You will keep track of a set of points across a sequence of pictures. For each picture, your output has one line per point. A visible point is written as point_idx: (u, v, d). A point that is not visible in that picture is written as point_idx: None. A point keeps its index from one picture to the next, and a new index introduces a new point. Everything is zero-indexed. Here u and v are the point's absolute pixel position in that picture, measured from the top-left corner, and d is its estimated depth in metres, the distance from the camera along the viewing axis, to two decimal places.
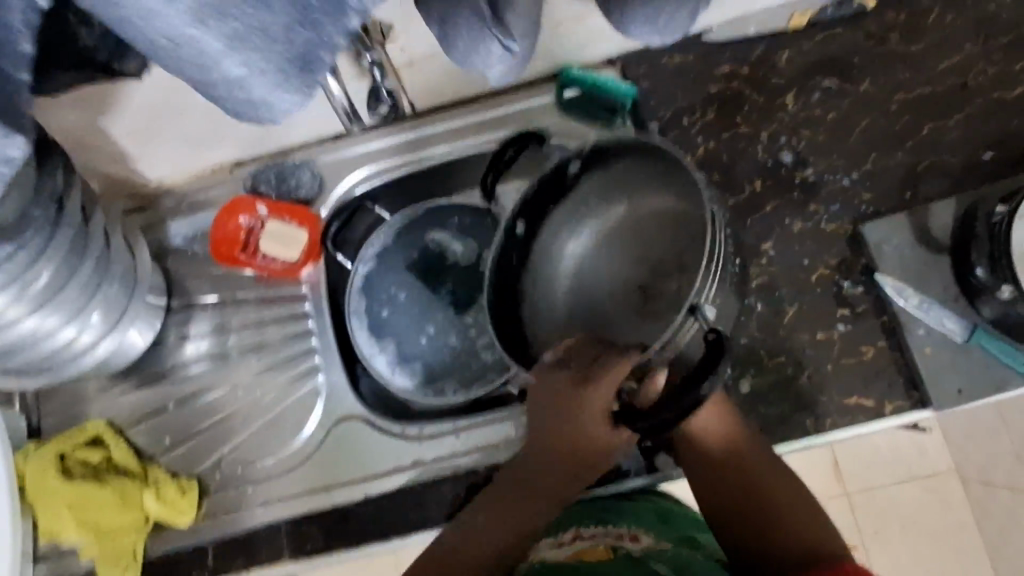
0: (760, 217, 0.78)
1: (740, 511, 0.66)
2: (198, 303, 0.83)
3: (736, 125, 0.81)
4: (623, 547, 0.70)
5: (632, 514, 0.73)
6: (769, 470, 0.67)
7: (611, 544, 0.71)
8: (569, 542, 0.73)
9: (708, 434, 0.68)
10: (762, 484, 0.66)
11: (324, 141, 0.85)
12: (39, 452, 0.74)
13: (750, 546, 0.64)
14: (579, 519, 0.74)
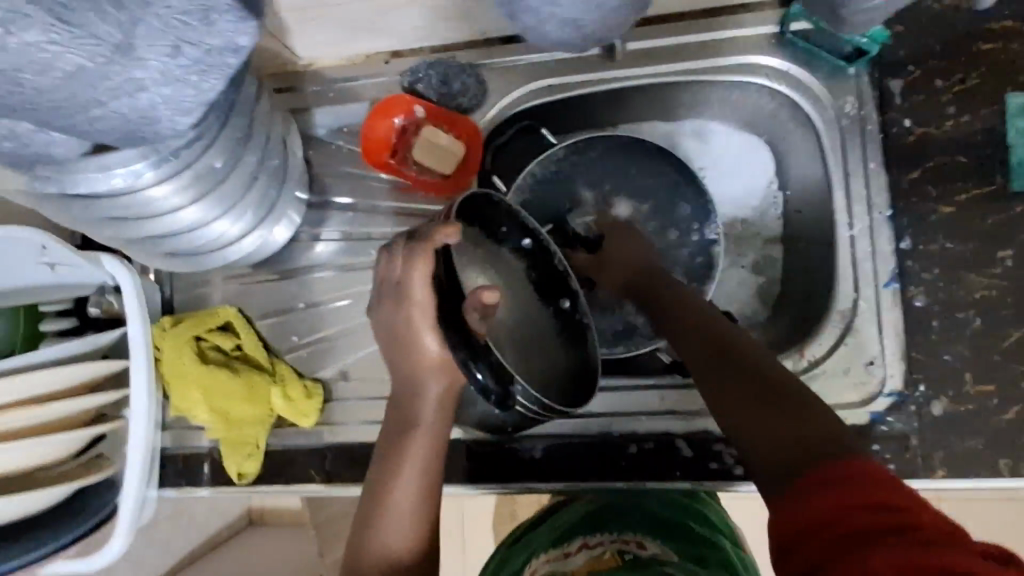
0: (1005, 217, 0.65)
1: (809, 421, 0.47)
2: (336, 203, 0.78)
3: (1000, 99, 0.66)
4: (630, 553, 0.63)
5: (630, 526, 0.68)
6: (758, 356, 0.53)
7: (618, 550, 0.63)
8: (574, 551, 0.65)
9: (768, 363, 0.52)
10: (723, 332, 0.56)
11: (495, 43, 0.75)
12: (175, 331, 0.74)
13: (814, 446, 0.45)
14: (587, 531, 0.68)
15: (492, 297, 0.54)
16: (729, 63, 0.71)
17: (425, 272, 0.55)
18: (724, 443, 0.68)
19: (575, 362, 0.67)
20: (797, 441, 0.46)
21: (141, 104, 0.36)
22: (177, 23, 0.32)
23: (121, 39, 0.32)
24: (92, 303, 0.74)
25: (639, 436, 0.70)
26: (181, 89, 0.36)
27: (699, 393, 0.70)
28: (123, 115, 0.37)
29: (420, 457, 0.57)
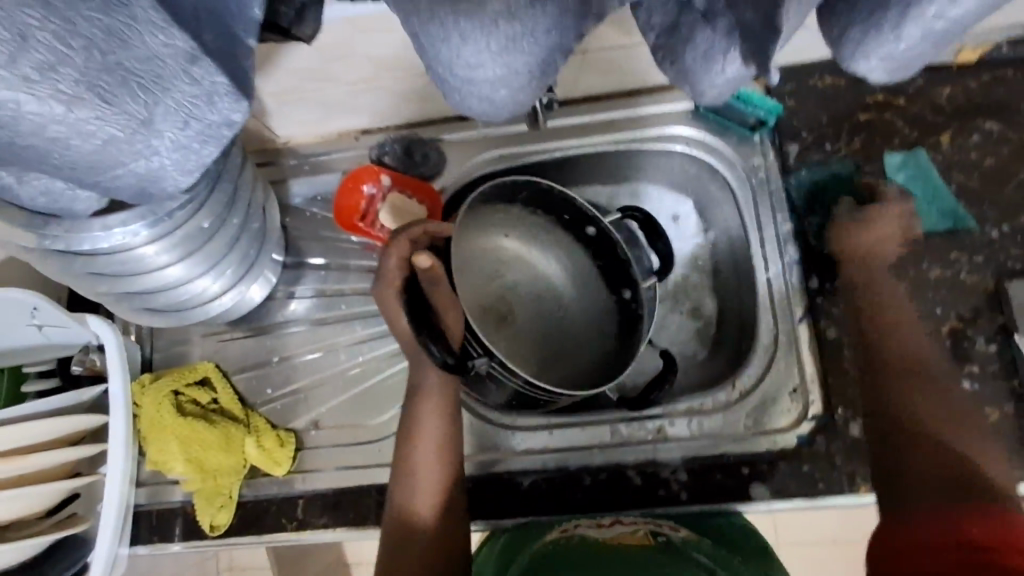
0: (896, 257, 0.75)
1: (945, 457, 0.60)
2: (311, 263, 0.85)
3: (881, 158, 0.77)
4: (662, 534, 0.71)
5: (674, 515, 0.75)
6: (938, 395, 0.66)
7: (651, 530, 0.72)
8: (608, 522, 0.74)
9: (908, 353, 0.69)
10: (901, 376, 0.68)
11: (453, 119, 0.85)
12: (155, 386, 0.78)
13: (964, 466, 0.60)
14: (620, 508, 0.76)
15: (426, 260, 0.69)
16: (656, 133, 0.82)
17: (401, 251, 0.71)
18: (671, 470, 0.74)
19: (617, 349, 0.81)
20: (944, 462, 0.60)
21: (141, 172, 0.40)
22: (188, 105, 0.38)
23: (143, 114, 0.37)
24: (76, 361, 0.77)
25: (595, 468, 0.75)
26: (188, 158, 0.41)
27: (647, 424, 0.77)
28: (132, 180, 0.41)
29: (433, 415, 0.70)
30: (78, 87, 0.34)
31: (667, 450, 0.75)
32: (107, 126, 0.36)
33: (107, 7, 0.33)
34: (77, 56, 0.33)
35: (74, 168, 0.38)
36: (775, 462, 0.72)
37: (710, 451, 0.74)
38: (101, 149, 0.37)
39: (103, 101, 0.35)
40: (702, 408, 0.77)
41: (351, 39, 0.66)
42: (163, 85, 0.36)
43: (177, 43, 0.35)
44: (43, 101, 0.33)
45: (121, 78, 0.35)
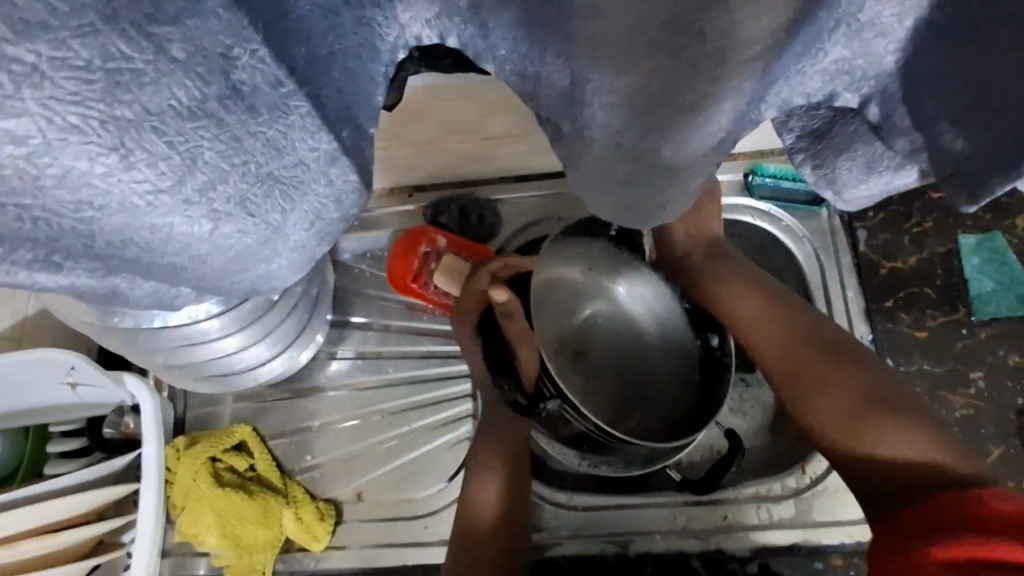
0: (972, 343, 0.72)
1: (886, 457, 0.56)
2: (356, 323, 0.82)
3: (954, 239, 0.76)
4: None
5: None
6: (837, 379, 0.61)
7: None
8: None
9: (787, 343, 0.64)
10: (806, 366, 0.62)
11: (509, 180, 0.83)
12: (190, 453, 0.73)
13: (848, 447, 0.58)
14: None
15: (500, 293, 0.69)
16: (723, 201, 0.79)
17: (476, 281, 0.71)
18: (739, 561, 0.71)
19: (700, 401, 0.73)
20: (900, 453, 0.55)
21: (261, 275, 0.38)
22: (319, 206, 0.36)
23: (276, 223, 0.35)
24: (108, 423, 0.74)
25: (656, 555, 0.72)
26: (305, 257, 0.38)
27: (712, 509, 0.73)
28: (248, 282, 0.38)
29: (506, 452, 0.70)
30: (229, 203, 0.33)
31: (735, 539, 0.71)
32: (245, 237, 0.35)
33: (273, 118, 0.32)
34: (234, 173, 0.32)
35: (195, 279, 0.36)
36: (850, 556, 0.70)
37: (779, 541, 0.71)
38: (230, 260, 0.35)
39: (246, 214, 0.34)
40: (770, 493, 0.73)
41: (428, 103, 0.64)
42: (302, 189, 0.35)
43: (323, 146, 0.35)
44: (194, 217, 0.32)
45: (267, 188, 0.34)
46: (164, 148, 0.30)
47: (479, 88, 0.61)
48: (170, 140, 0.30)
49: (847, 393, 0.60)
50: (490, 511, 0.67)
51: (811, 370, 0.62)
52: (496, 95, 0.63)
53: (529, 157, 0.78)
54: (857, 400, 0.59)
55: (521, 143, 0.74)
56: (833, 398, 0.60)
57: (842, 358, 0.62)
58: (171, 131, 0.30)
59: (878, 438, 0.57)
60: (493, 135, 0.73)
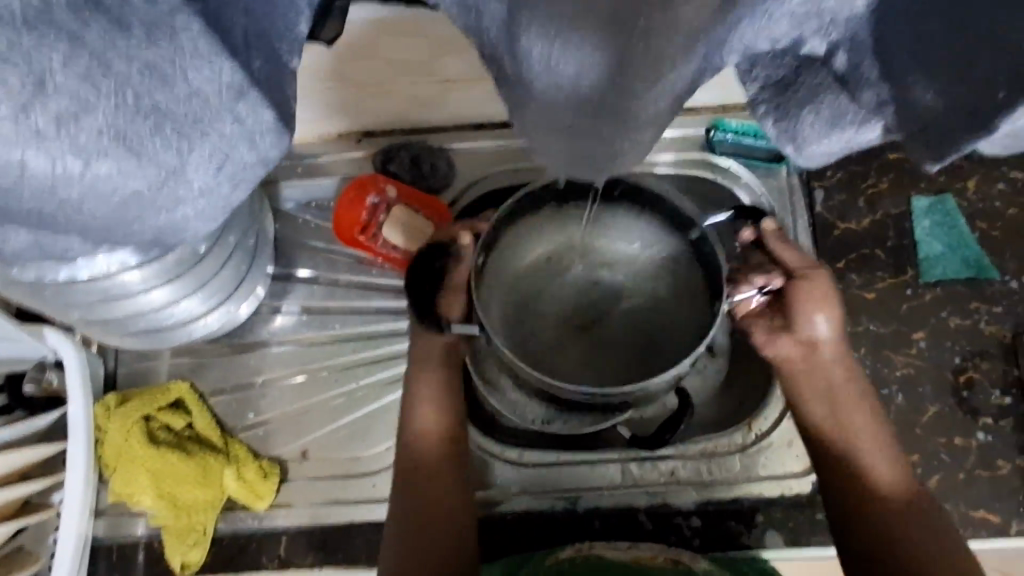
0: (917, 304, 0.74)
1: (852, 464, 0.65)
2: (300, 277, 0.78)
3: (909, 201, 0.76)
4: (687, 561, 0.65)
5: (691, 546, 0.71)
6: (845, 379, 0.67)
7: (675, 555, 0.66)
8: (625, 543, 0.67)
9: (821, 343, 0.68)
10: (834, 365, 0.68)
11: (464, 128, 0.78)
12: (121, 411, 0.69)
13: (856, 488, 0.64)
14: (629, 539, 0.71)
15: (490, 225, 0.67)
16: (683, 158, 0.77)
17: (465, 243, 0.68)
18: (684, 515, 0.72)
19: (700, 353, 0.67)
20: (883, 456, 0.65)
21: (170, 224, 0.34)
22: (225, 146, 0.32)
23: (172, 164, 0.31)
24: (27, 380, 0.68)
25: (604, 510, 0.72)
26: (215, 205, 0.34)
27: (659, 466, 0.73)
28: (149, 233, 0.34)
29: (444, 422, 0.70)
30: (101, 138, 0.29)
31: (681, 494, 0.72)
32: (132, 181, 0.30)
33: (156, 38, 0.28)
34: (101, 101, 0.28)
35: (90, 230, 0.32)
36: (789, 510, 0.72)
37: (721, 497, 0.72)
38: (120, 206, 0.31)
39: (130, 153, 0.30)
40: (716, 449, 0.74)
41: (373, 37, 0.58)
42: (200, 128, 0.31)
43: (224, 77, 0.30)
44: (61, 158, 0.28)
45: (151, 122, 0.29)
46: (2, 50, 0.26)
47: (427, 23, 0.56)
48: (5, 55, 0.26)
49: (859, 397, 0.67)
50: (456, 509, 0.66)
51: (834, 371, 0.67)
52: (438, 26, 0.57)
53: (485, 100, 0.73)
54: (872, 415, 0.66)
55: (478, 88, 0.70)
56: (857, 407, 0.66)
57: (876, 412, 0.67)
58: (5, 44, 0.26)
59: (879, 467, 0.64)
60: (446, 79, 0.68)
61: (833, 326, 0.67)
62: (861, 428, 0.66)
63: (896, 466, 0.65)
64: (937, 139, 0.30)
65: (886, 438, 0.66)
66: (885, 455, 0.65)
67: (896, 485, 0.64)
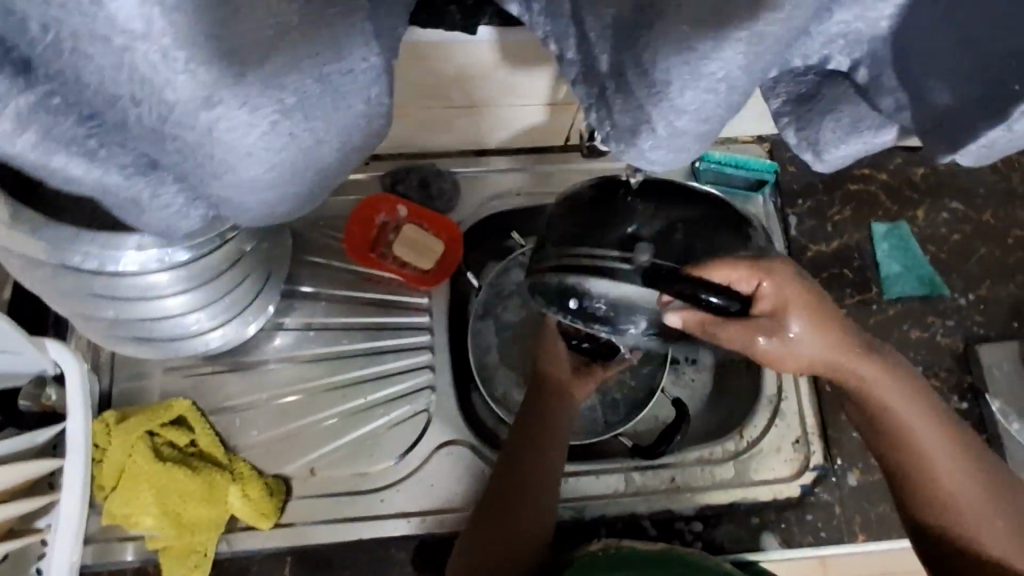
0: (882, 319, 0.82)
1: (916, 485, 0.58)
2: (306, 294, 0.79)
3: (868, 227, 0.85)
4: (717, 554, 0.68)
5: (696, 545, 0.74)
6: (894, 393, 0.56)
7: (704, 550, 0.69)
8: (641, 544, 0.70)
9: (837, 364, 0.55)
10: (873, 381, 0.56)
11: (469, 154, 0.83)
12: (123, 427, 0.67)
13: (923, 495, 0.58)
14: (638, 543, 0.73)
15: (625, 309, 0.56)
16: None
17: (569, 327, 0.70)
18: (686, 520, 0.75)
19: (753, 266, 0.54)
20: (940, 459, 0.57)
21: (274, 196, 0.33)
22: (355, 124, 0.33)
23: (321, 132, 0.31)
24: (24, 395, 0.66)
25: (610, 518, 0.75)
26: (316, 182, 0.34)
27: (660, 473, 0.77)
28: (254, 204, 0.33)
29: (555, 442, 0.68)
30: (291, 97, 0.29)
31: (682, 500, 0.76)
32: (290, 145, 0.31)
33: (340, 13, 0.30)
34: (299, 60, 0.29)
35: (209, 189, 0.32)
36: (780, 512, 0.76)
37: (718, 502, 0.76)
38: (253, 173, 0.31)
39: (298, 115, 0.30)
40: (712, 456, 0.78)
41: (407, 59, 0.63)
42: (348, 98, 0.31)
43: (372, 60, 0.31)
44: (258, 115, 0.29)
45: (323, 91, 0.30)
46: (264, 15, 0.27)
47: (461, 48, 0.62)
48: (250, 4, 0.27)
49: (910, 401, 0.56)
50: (517, 540, 0.64)
51: (878, 383, 0.56)
52: (512, 43, 0.61)
53: (495, 127, 0.78)
54: (924, 417, 0.57)
55: (491, 114, 0.75)
56: (907, 406, 0.56)
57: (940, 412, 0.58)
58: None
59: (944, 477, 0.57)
60: (463, 104, 0.73)
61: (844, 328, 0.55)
62: (920, 439, 0.57)
63: (958, 464, 0.57)
64: (948, 136, 0.35)
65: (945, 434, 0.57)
66: (945, 460, 0.57)
67: (954, 488, 0.57)
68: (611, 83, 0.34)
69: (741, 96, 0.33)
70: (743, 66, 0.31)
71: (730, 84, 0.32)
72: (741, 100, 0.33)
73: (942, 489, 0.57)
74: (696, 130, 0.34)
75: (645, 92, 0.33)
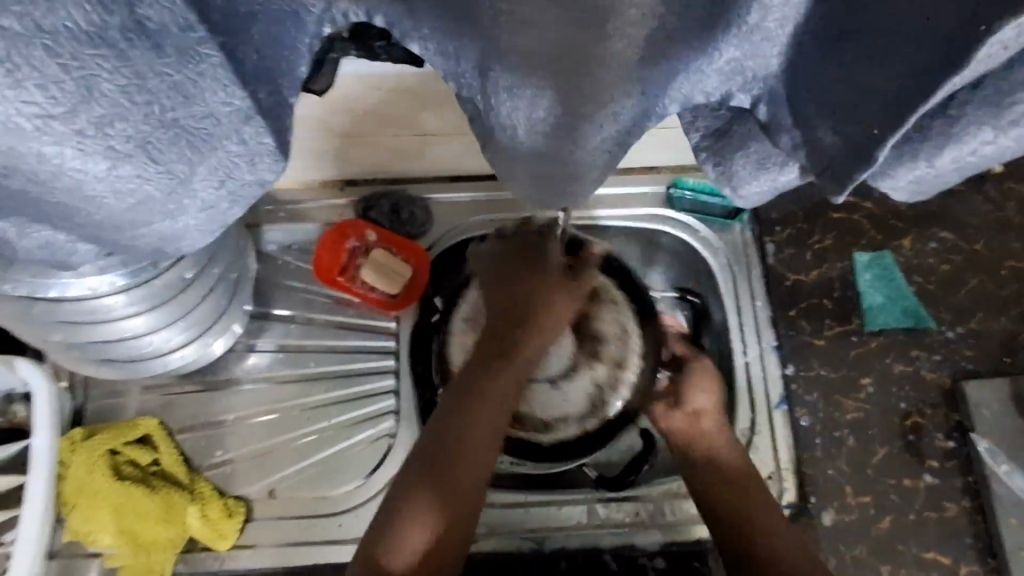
0: (863, 351, 0.79)
1: (718, 496, 0.68)
2: (277, 317, 0.80)
3: (850, 256, 0.82)
4: None
5: None
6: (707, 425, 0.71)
7: None
8: None
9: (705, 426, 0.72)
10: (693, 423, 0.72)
11: (442, 179, 0.83)
12: (87, 445, 0.69)
13: (719, 500, 0.68)
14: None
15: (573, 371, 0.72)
16: (644, 213, 0.83)
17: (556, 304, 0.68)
18: (649, 556, 0.73)
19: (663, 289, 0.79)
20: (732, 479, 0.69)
21: (167, 231, 0.37)
22: (229, 164, 0.36)
23: (182, 173, 0.35)
24: None
25: (569, 552, 0.73)
26: (211, 220, 0.38)
27: (625, 506, 0.75)
28: (153, 238, 0.38)
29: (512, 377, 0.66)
30: (129, 144, 0.32)
31: (646, 535, 0.73)
32: (147, 185, 0.34)
33: (182, 61, 0.32)
34: (137, 114, 0.32)
35: (94, 228, 0.36)
36: None
37: (685, 539, 0.73)
38: (127, 211, 0.35)
39: (151, 159, 0.34)
40: (680, 490, 0.75)
41: (360, 89, 0.63)
42: (211, 142, 0.35)
43: (235, 101, 0.34)
44: (91, 159, 0.32)
45: (176, 136, 0.34)
46: (58, 72, 0.29)
47: (411, 79, 0.62)
48: (64, 64, 0.29)
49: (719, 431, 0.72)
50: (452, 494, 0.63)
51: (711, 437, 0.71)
52: None
53: (463, 152, 0.78)
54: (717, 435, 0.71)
55: (455, 141, 0.75)
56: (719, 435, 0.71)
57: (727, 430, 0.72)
58: (65, 54, 0.29)
59: (739, 486, 0.68)
60: (425, 131, 0.73)
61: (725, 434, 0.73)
62: (717, 451, 0.70)
63: (743, 470, 0.69)
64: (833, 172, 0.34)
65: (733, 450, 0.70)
66: (733, 469, 0.69)
67: (742, 492, 0.68)
68: (492, 121, 0.35)
69: (590, 141, 0.35)
70: (574, 114, 0.33)
71: (564, 130, 0.34)
72: (591, 144, 0.35)
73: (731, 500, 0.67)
74: (549, 162, 0.36)
75: (502, 132, 0.35)
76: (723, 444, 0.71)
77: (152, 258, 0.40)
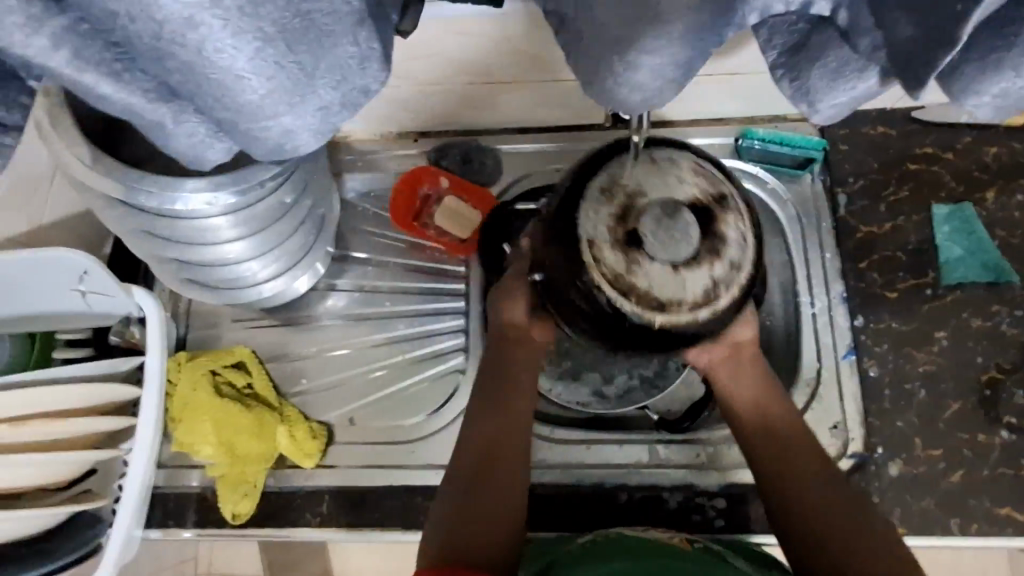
0: (937, 305, 0.77)
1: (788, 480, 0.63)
2: (355, 259, 0.85)
3: (927, 208, 0.80)
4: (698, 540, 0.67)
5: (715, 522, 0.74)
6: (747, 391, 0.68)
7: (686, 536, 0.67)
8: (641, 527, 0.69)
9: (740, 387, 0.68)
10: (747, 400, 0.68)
11: (510, 132, 0.86)
12: (192, 365, 0.77)
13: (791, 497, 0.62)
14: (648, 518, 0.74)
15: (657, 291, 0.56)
16: None
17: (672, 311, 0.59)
18: (709, 497, 0.74)
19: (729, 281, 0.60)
20: (785, 450, 0.65)
21: (287, 128, 0.39)
22: (345, 63, 0.39)
23: (309, 67, 0.37)
24: (114, 332, 0.76)
25: (631, 488, 0.75)
26: (323, 122, 0.40)
27: (685, 448, 0.76)
28: (273, 135, 0.39)
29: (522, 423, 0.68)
30: (273, 27, 0.34)
31: (706, 475, 0.75)
32: (281, 74, 0.36)
33: None
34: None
35: (229, 112, 0.37)
36: None
37: (745, 481, 0.74)
38: (259, 102, 0.36)
39: (286, 49, 0.35)
40: None
41: (439, 36, 0.67)
42: (332, 39, 0.37)
43: (354, 3, 0.37)
44: (241, 41, 0.33)
45: (306, 26, 0.35)
46: None
47: (487, 24, 0.65)
48: None
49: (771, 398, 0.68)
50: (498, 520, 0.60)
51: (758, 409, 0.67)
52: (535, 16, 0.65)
53: (532, 103, 0.81)
54: (765, 406, 0.68)
55: (526, 90, 0.78)
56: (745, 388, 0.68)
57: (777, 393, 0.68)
58: None
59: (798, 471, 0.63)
60: (498, 80, 0.76)
61: (774, 398, 0.68)
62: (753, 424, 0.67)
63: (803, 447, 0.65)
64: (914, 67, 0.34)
65: (778, 419, 0.67)
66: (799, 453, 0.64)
67: (800, 479, 0.63)
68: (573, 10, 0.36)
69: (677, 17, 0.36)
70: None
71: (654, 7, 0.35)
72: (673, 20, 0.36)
73: (792, 491, 0.62)
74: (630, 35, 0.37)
75: None
76: (771, 414, 0.67)
77: (265, 156, 0.41)
